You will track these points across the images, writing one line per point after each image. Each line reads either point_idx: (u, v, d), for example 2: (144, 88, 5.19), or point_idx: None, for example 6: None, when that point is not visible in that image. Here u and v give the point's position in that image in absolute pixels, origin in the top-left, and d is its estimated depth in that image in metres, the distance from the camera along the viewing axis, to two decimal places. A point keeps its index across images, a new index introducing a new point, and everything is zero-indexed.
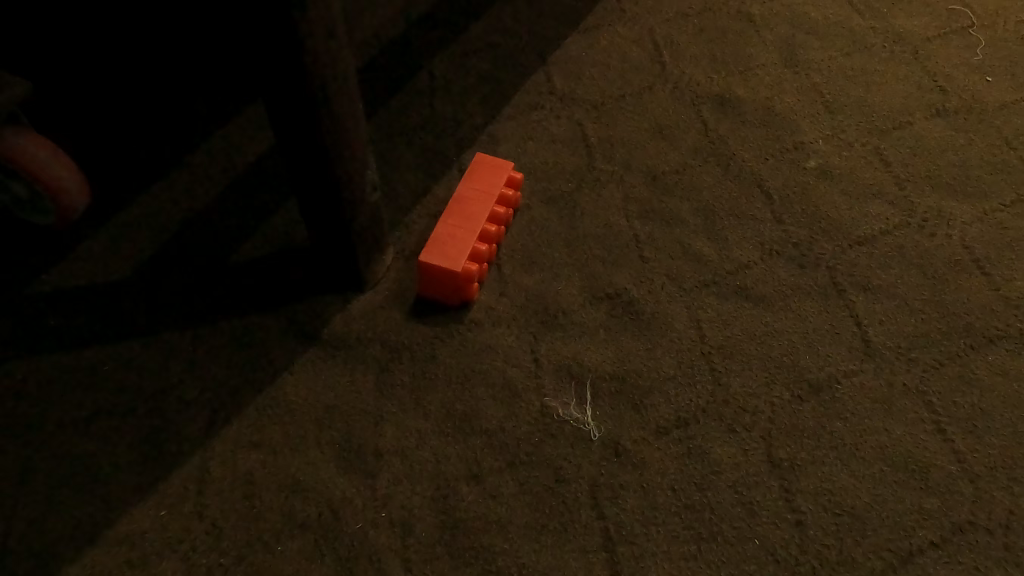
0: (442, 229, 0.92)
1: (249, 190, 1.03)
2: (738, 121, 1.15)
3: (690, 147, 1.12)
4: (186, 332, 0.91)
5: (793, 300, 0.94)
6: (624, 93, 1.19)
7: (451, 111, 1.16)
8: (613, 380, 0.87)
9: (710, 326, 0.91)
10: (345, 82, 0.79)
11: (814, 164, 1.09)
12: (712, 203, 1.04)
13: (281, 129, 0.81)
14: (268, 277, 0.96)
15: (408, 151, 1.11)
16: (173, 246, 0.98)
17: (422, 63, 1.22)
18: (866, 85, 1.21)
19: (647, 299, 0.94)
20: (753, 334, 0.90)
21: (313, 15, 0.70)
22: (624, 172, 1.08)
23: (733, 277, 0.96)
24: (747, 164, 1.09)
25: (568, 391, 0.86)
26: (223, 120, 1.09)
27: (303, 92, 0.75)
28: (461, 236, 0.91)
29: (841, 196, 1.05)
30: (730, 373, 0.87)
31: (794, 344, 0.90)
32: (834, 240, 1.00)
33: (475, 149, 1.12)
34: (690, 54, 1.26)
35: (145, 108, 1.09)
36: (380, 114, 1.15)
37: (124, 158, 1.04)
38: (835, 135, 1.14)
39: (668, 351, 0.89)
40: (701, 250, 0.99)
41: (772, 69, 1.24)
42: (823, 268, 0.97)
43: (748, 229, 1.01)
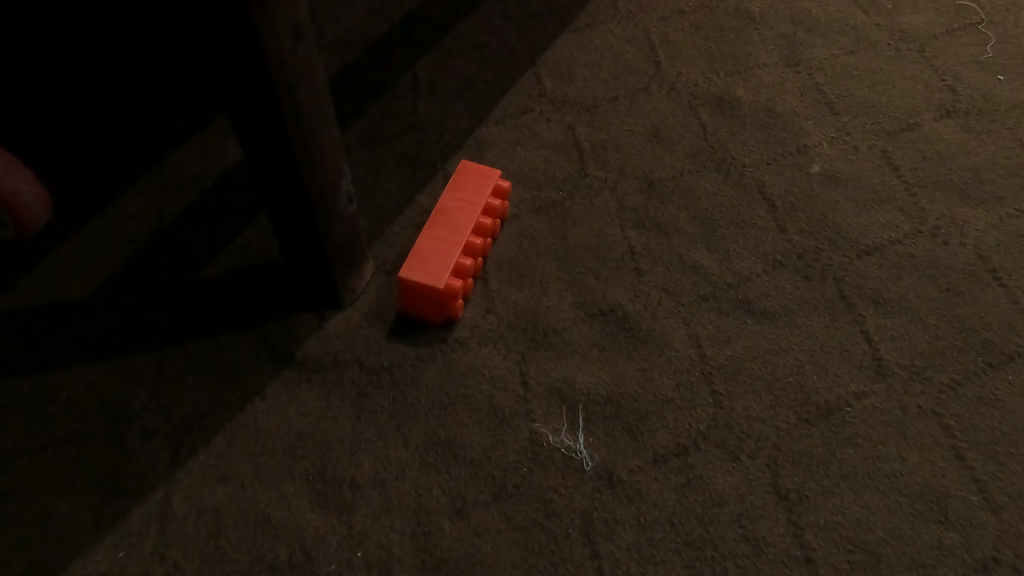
0: (424, 242, 0.86)
1: (222, 201, 0.97)
2: (738, 123, 1.10)
3: (688, 152, 1.06)
4: (152, 354, 0.85)
5: (797, 315, 0.88)
6: (618, 95, 1.14)
7: (437, 116, 1.10)
8: (607, 404, 0.81)
9: (711, 345, 0.86)
10: (316, 87, 0.73)
11: (818, 168, 1.04)
12: (712, 211, 0.99)
13: (249, 138, 0.75)
14: (241, 293, 0.90)
15: (390, 158, 1.05)
16: (141, 260, 0.92)
17: (406, 65, 1.16)
18: (872, 84, 1.15)
19: (643, 315, 0.88)
20: (757, 353, 0.85)
21: (279, 14, 0.64)
22: (619, 179, 1.02)
23: (734, 290, 0.91)
24: (748, 169, 1.04)
25: (559, 416, 0.80)
26: (197, 126, 1.03)
27: (270, 97, 0.69)
28: (444, 249, 0.85)
29: (848, 203, 0.99)
30: (732, 395, 0.81)
31: (801, 363, 0.84)
32: (841, 250, 0.94)
33: (461, 156, 1.06)
34: (687, 54, 1.20)
35: (113, 113, 1.03)
36: (361, 119, 1.09)
37: (90, 165, 0.99)
38: (840, 137, 1.08)
39: (666, 372, 0.84)
40: (700, 262, 0.93)
41: (773, 68, 1.18)
42: (829, 280, 0.91)
43: (750, 238, 0.96)
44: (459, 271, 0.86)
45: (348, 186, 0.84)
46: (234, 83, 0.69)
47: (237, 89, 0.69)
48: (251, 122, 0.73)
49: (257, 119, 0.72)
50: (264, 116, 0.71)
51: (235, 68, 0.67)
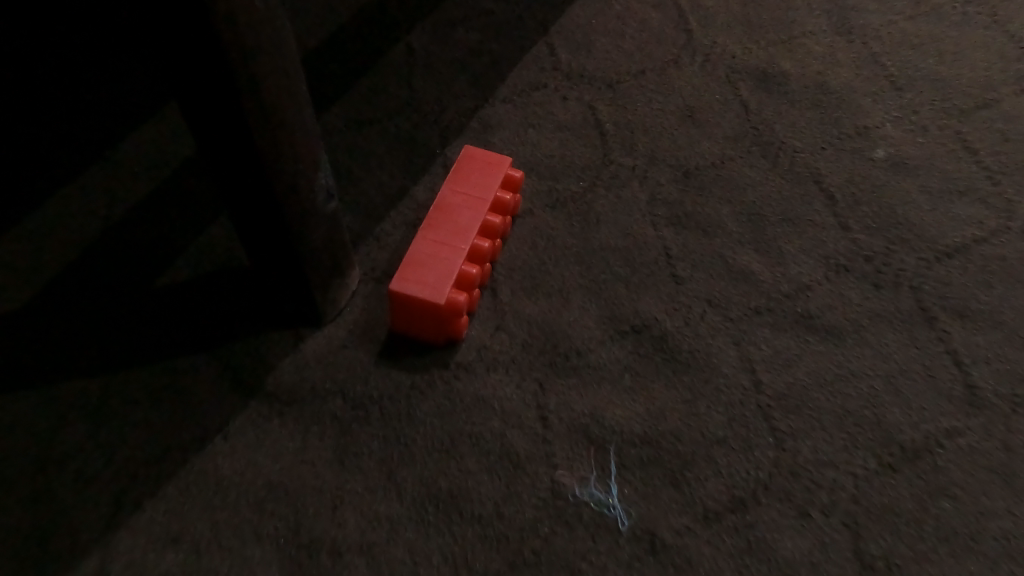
0: (422, 246, 0.71)
1: (180, 195, 0.82)
2: (786, 101, 0.94)
3: (729, 134, 0.90)
4: (91, 384, 0.70)
5: (868, 332, 0.74)
6: (644, 69, 0.98)
7: (435, 94, 0.95)
8: (645, 446, 0.67)
9: (767, 370, 0.71)
10: (283, 56, 0.57)
11: (882, 153, 0.88)
12: (760, 204, 0.84)
13: (197, 121, 0.59)
14: (199, 309, 0.75)
15: (380, 143, 0.90)
16: (80, 269, 0.77)
17: (399, 34, 1.00)
18: (938, 54, 1.00)
19: (684, 332, 0.74)
20: (823, 380, 0.70)
21: None
22: (649, 166, 0.87)
23: (792, 302, 0.76)
24: (801, 155, 0.88)
25: (587, 462, 0.66)
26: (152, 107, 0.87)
27: (218, 67, 0.53)
28: (446, 254, 0.70)
29: (920, 194, 0.84)
30: (796, 434, 0.67)
31: (878, 392, 0.70)
32: (917, 251, 0.79)
33: (463, 141, 0.91)
34: (721, 21, 1.04)
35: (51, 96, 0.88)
36: (346, 97, 0.93)
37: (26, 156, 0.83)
38: (905, 116, 0.92)
39: (715, 404, 0.69)
40: (749, 267, 0.78)
41: (822, 37, 1.02)
42: (905, 288, 0.77)
43: (807, 238, 0.81)
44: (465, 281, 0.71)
45: (327, 180, 0.69)
46: (170, 49, 0.53)
47: (174, 56, 0.53)
48: (197, 101, 0.57)
49: (203, 96, 0.56)
50: (212, 93, 0.55)
51: (169, 28, 0.51)
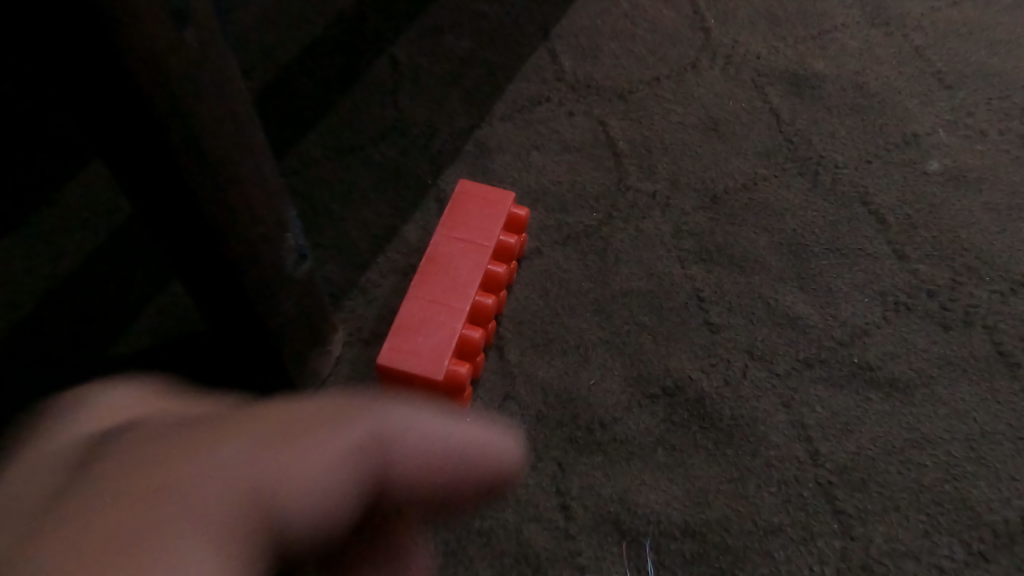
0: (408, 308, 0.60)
1: (131, 254, 0.72)
2: (821, 107, 0.83)
3: (759, 149, 0.79)
4: None
5: (940, 384, 0.63)
6: (659, 76, 0.87)
7: (424, 115, 0.84)
8: (688, 540, 0.57)
9: (825, 438, 0.61)
10: (232, 101, 0.46)
11: (937, 165, 0.77)
12: (802, 232, 0.73)
13: (129, 186, 0.48)
14: None
15: (363, 177, 0.79)
16: (15, 346, 0.67)
17: (380, 46, 0.88)
18: (989, 44, 0.88)
19: (724, 393, 0.63)
20: (892, 447, 0.60)
21: None
22: (672, 192, 0.76)
23: (848, 350, 0.65)
24: (844, 171, 0.77)
25: (621, 562, 0.56)
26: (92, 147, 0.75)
27: (150, 127, 0.42)
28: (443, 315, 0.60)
29: (986, 213, 0.74)
30: (866, 518, 0.57)
31: (957, 461, 0.59)
32: (988, 282, 0.69)
33: (459, 169, 0.80)
34: (741, 16, 0.92)
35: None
36: (322, 124, 0.82)
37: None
38: (959, 119, 0.81)
39: (767, 483, 0.59)
40: (795, 309, 0.68)
41: (856, 29, 0.90)
42: (978, 328, 0.66)
43: (859, 271, 0.70)
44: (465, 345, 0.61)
45: (297, 238, 0.58)
46: (84, 106, 0.42)
47: (94, 115, 0.42)
48: (126, 164, 0.46)
49: (133, 159, 0.45)
50: (144, 157, 0.45)
51: (81, 83, 0.39)
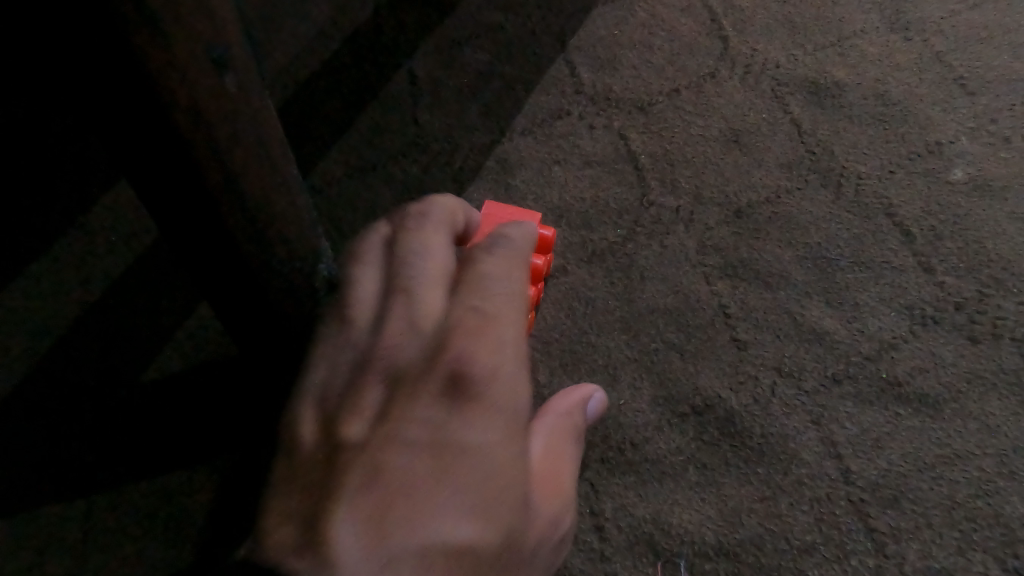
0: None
1: (160, 275, 0.72)
2: (842, 117, 0.83)
3: (781, 161, 0.79)
4: (72, 508, 0.62)
5: (970, 399, 0.63)
6: (678, 86, 0.87)
7: (444, 130, 0.84)
8: (722, 559, 0.58)
9: (856, 454, 0.61)
10: (268, 139, 0.47)
11: (961, 174, 0.77)
12: (827, 245, 0.73)
13: (167, 221, 0.49)
14: (190, 411, 0.66)
15: (387, 196, 0.79)
16: (49, 370, 0.68)
17: (398, 59, 0.88)
18: (1011, 48, 0.88)
19: (753, 410, 0.63)
20: (923, 463, 0.60)
21: (187, 35, 0.37)
22: (695, 206, 0.76)
23: (876, 365, 0.65)
24: (867, 182, 0.77)
25: None
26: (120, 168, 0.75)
27: (187, 166, 0.43)
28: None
29: (1011, 222, 0.74)
30: (898, 535, 0.58)
31: (989, 477, 0.60)
32: (1015, 293, 0.69)
33: (481, 185, 0.80)
34: (759, 23, 0.92)
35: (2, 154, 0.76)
36: (344, 141, 0.83)
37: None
38: (982, 126, 0.81)
39: (799, 500, 0.59)
40: (821, 324, 0.68)
41: (876, 35, 0.90)
42: (1006, 340, 0.66)
43: (885, 284, 0.70)
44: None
45: (328, 266, 0.59)
46: (125, 147, 0.43)
47: (132, 156, 0.43)
48: (165, 201, 0.47)
49: (172, 197, 0.46)
50: (183, 195, 0.45)
51: (120, 127, 0.41)
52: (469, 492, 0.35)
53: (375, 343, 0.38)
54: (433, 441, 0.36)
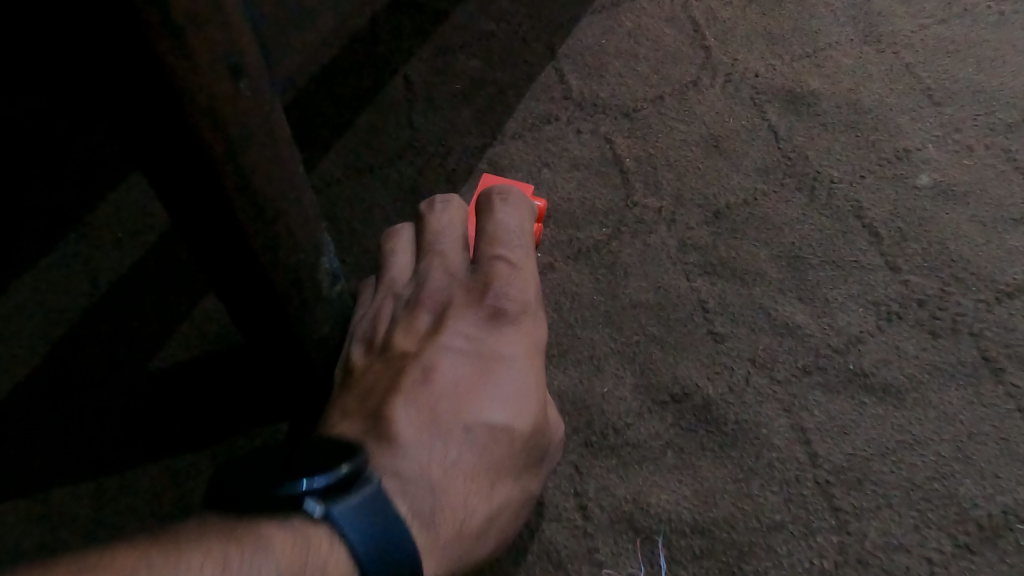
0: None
1: (168, 271, 0.75)
2: (816, 124, 0.87)
3: (758, 166, 0.84)
4: (82, 490, 0.65)
5: (930, 389, 0.68)
6: (662, 94, 0.91)
7: (438, 133, 0.88)
8: (696, 536, 0.61)
9: (823, 439, 0.65)
10: (277, 140, 0.50)
11: (927, 180, 0.82)
12: (799, 245, 0.77)
13: (181, 216, 0.52)
14: (195, 400, 0.69)
15: (383, 195, 0.83)
16: (60, 359, 0.71)
17: (395, 64, 0.92)
18: (977, 61, 0.92)
19: (728, 399, 0.68)
20: (885, 448, 0.65)
21: (206, 45, 0.41)
22: (677, 207, 0.80)
23: (843, 357, 0.70)
24: (839, 185, 0.82)
25: (634, 556, 0.61)
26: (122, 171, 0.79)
27: (202, 165, 0.47)
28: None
29: (973, 225, 0.78)
30: (861, 514, 0.62)
31: (947, 461, 0.64)
32: (975, 291, 0.73)
33: (474, 186, 0.84)
34: (740, 34, 0.96)
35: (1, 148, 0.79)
36: (343, 142, 0.86)
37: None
38: (948, 135, 0.86)
39: (769, 482, 0.63)
40: (793, 318, 0.72)
41: (850, 47, 0.95)
42: (965, 335, 0.71)
43: (853, 282, 0.75)
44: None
45: (332, 261, 0.62)
46: (146, 146, 0.46)
47: (152, 155, 0.47)
48: (180, 197, 0.50)
49: (187, 194, 0.50)
50: (198, 193, 0.49)
51: (142, 127, 0.44)
52: (505, 381, 0.50)
53: (419, 283, 0.58)
54: (475, 351, 0.52)
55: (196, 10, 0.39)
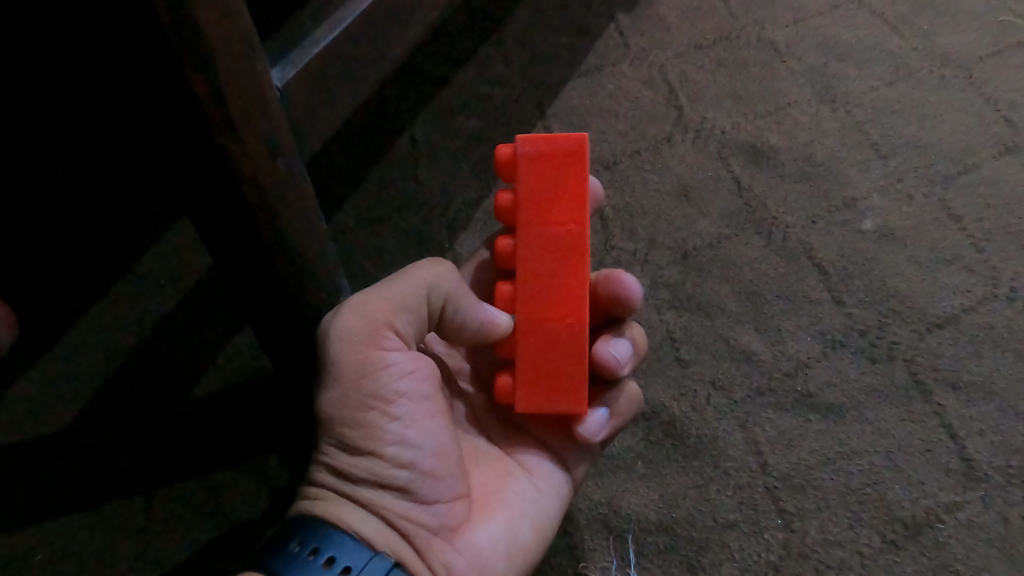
0: (518, 297, 0.54)
1: (203, 309, 0.86)
2: (775, 176, 0.99)
3: (722, 213, 0.95)
4: (133, 503, 0.76)
5: (867, 408, 0.78)
6: (639, 148, 1.02)
7: (440, 186, 0.99)
8: (661, 534, 0.71)
9: (772, 451, 0.75)
10: (304, 200, 0.61)
11: (871, 225, 0.93)
12: (757, 283, 0.88)
13: (223, 259, 0.63)
14: (230, 422, 0.80)
15: (392, 241, 0.95)
16: (113, 389, 0.82)
17: (401, 125, 1.04)
18: (918, 119, 1.04)
19: (691, 417, 0.78)
20: (826, 458, 0.75)
21: (254, 133, 0.52)
22: (649, 250, 0.92)
23: (793, 380, 0.80)
24: (793, 230, 0.93)
25: (607, 551, 0.71)
26: (163, 217, 0.91)
27: (248, 224, 0.58)
28: (538, 319, 0.54)
29: (910, 264, 0.89)
30: (804, 514, 0.72)
31: (879, 468, 0.74)
32: (909, 322, 0.84)
33: (472, 232, 0.96)
34: (709, 95, 1.08)
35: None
36: (356, 195, 0.98)
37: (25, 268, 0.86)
38: (891, 185, 0.97)
39: (725, 489, 0.73)
40: (750, 346, 0.83)
41: (806, 107, 1.07)
42: (899, 361, 0.81)
43: (803, 315, 0.85)
44: (575, 334, 0.54)
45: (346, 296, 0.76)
46: (200, 207, 0.57)
47: (206, 217, 0.58)
48: (225, 245, 0.61)
49: (232, 243, 0.60)
50: (242, 242, 0.60)
51: (199, 197, 0.56)
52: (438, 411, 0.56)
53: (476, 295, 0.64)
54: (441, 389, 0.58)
55: (247, 110, 0.50)
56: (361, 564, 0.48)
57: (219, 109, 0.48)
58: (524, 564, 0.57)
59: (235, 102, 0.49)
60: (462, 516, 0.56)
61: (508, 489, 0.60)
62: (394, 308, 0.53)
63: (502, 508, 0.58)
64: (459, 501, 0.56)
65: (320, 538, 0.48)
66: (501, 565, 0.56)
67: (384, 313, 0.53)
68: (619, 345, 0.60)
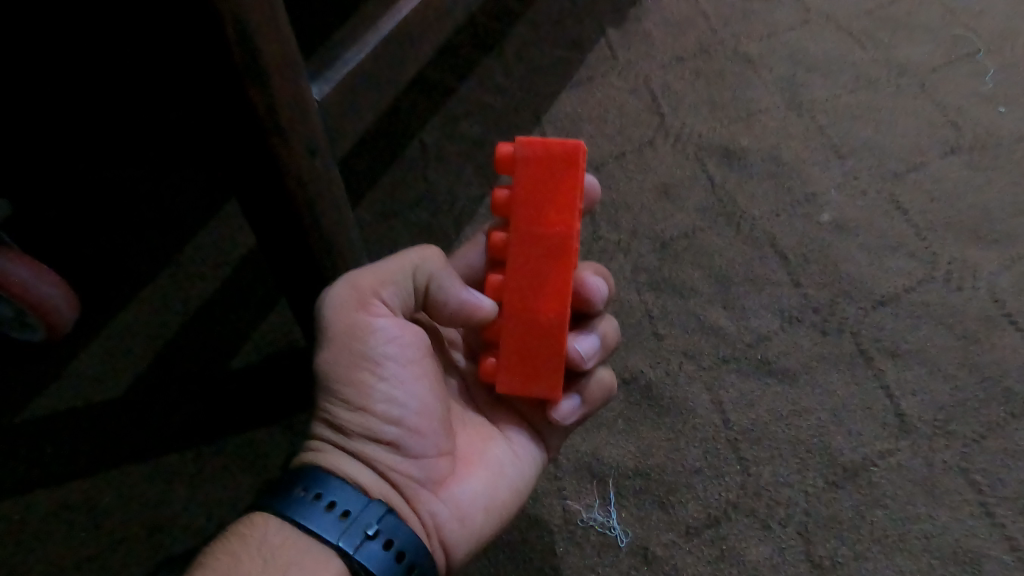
0: (508, 288, 0.63)
1: (240, 290, 0.99)
2: (745, 175, 1.11)
3: (696, 207, 1.07)
4: (183, 455, 0.89)
5: (818, 373, 0.90)
6: (624, 151, 1.15)
7: (447, 185, 1.12)
8: (636, 478, 0.83)
9: (734, 410, 0.88)
10: (334, 192, 0.74)
11: (828, 217, 1.05)
12: (726, 267, 1.00)
13: (266, 241, 0.76)
14: (265, 387, 0.93)
15: (404, 233, 1.08)
16: (163, 360, 0.94)
17: (412, 131, 1.17)
18: (876, 123, 1.16)
19: (665, 381, 0.90)
20: (780, 415, 0.87)
21: (298, 136, 0.65)
22: (631, 240, 1.04)
23: (754, 350, 0.92)
24: (759, 222, 1.05)
25: (591, 491, 0.83)
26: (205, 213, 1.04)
27: (290, 211, 0.70)
28: (524, 308, 0.63)
29: (861, 251, 1.01)
30: (759, 460, 0.84)
31: (825, 423, 0.86)
32: (858, 300, 0.96)
33: (475, 225, 1.08)
34: (688, 102, 1.21)
35: None
36: (372, 193, 1.11)
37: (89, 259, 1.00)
38: (848, 182, 1.09)
39: (692, 442, 0.85)
40: (718, 322, 0.95)
41: (776, 113, 1.19)
42: (848, 334, 0.93)
43: (765, 294, 0.97)
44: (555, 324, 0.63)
45: None
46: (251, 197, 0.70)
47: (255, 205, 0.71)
48: (268, 228, 0.73)
49: (275, 227, 0.73)
50: (284, 226, 0.72)
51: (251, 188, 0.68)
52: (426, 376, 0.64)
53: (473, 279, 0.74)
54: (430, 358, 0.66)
55: (294, 117, 0.63)
56: (359, 510, 0.55)
57: (273, 117, 0.61)
58: (497, 517, 0.67)
59: (285, 112, 0.62)
60: (445, 472, 0.65)
61: (489, 453, 0.69)
62: (383, 281, 0.62)
63: (482, 467, 0.68)
64: (444, 458, 0.65)
65: (322, 485, 0.56)
66: (478, 516, 0.65)
67: (373, 285, 0.62)
68: (585, 341, 0.68)
